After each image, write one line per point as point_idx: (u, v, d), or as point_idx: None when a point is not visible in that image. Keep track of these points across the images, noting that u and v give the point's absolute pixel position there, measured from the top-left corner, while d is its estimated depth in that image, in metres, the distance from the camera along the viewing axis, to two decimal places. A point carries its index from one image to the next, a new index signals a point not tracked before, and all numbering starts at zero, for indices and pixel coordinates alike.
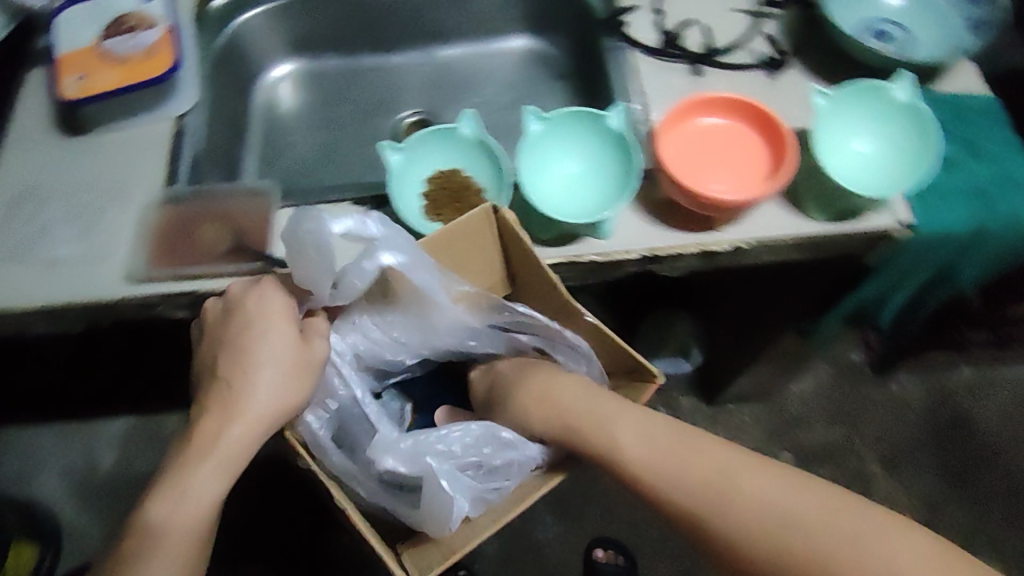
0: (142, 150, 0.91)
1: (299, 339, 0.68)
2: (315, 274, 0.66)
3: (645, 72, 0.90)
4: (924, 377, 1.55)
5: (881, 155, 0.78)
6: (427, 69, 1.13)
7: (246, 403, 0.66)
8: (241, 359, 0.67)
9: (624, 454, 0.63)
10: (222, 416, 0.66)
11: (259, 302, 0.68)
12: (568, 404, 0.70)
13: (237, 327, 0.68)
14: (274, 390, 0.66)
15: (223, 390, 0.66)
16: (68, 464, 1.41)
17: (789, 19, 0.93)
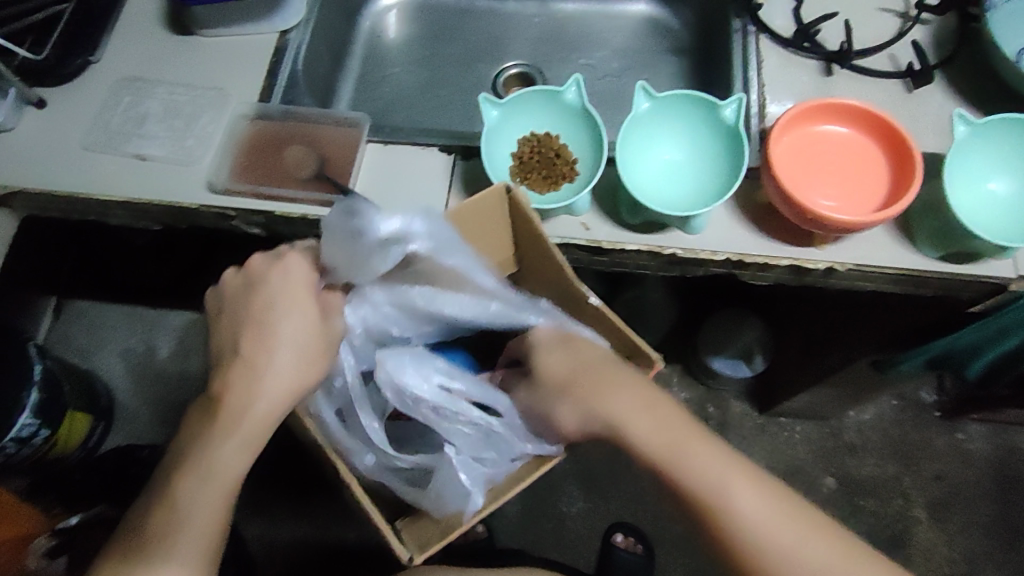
0: (244, 60, 0.90)
1: (321, 318, 0.66)
2: (345, 257, 0.65)
3: (771, 65, 0.85)
4: (996, 432, 1.46)
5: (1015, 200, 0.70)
6: (539, 20, 1.08)
7: (270, 379, 0.63)
8: (261, 337, 0.64)
9: (704, 488, 0.62)
10: (245, 393, 0.63)
11: (283, 278, 0.65)
12: (681, 460, 0.62)
13: (259, 301, 0.65)
14: (294, 373, 0.64)
15: (244, 364, 0.64)
16: (130, 347, 1.49)
17: (942, 29, 0.85)
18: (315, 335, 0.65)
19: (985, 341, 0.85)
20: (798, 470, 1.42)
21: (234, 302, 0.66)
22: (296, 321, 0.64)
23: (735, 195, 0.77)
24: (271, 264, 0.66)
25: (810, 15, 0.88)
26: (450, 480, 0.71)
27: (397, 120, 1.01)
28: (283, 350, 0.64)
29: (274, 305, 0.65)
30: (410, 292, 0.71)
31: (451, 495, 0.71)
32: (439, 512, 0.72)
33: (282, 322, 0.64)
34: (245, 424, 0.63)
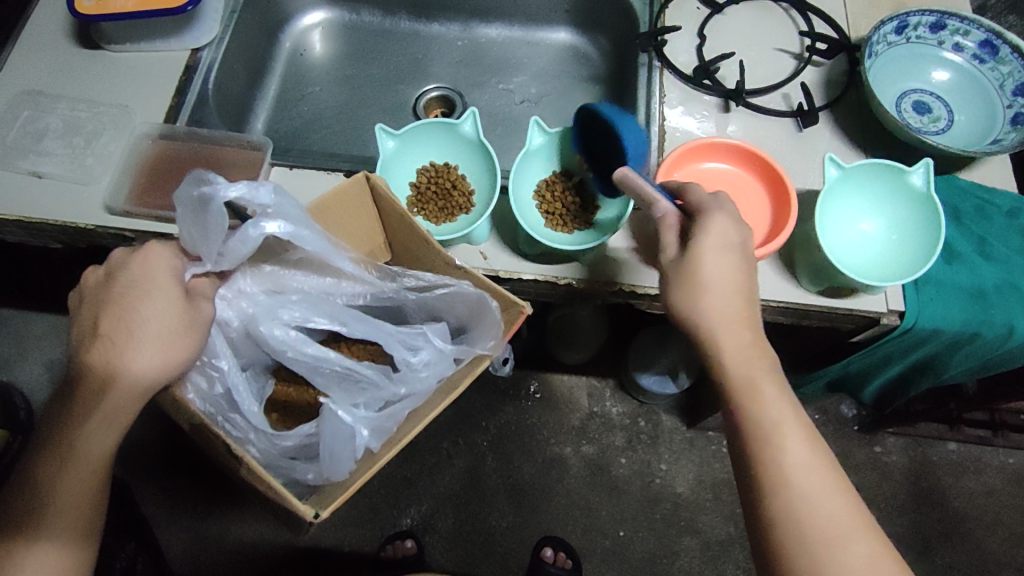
0: (152, 78, 0.89)
1: (186, 301, 0.63)
2: (197, 229, 0.64)
3: (671, 99, 0.88)
4: (909, 445, 1.52)
5: (893, 218, 0.74)
6: (461, 44, 1.10)
7: (134, 368, 0.59)
8: (120, 316, 0.61)
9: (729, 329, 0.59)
10: (104, 383, 0.59)
11: (144, 265, 0.63)
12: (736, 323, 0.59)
13: (120, 288, 0.62)
14: (159, 347, 0.60)
15: (103, 345, 0.60)
16: (53, 357, 1.45)
17: (832, 71, 0.89)
18: (177, 314, 0.62)
19: (874, 367, 0.89)
20: (724, 483, 1.45)
21: (90, 314, 0.62)
22: (159, 301, 0.62)
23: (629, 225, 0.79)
24: (131, 255, 0.64)
25: (712, 53, 0.91)
26: (335, 426, 0.64)
27: (316, 141, 1.01)
28: (144, 327, 0.60)
29: (133, 285, 0.62)
30: (289, 278, 0.73)
31: (341, 441, 0.64)
32: (339, 468, 0.64)
33: (144, 302, 0.61)
34: (106, 418, 0.60)
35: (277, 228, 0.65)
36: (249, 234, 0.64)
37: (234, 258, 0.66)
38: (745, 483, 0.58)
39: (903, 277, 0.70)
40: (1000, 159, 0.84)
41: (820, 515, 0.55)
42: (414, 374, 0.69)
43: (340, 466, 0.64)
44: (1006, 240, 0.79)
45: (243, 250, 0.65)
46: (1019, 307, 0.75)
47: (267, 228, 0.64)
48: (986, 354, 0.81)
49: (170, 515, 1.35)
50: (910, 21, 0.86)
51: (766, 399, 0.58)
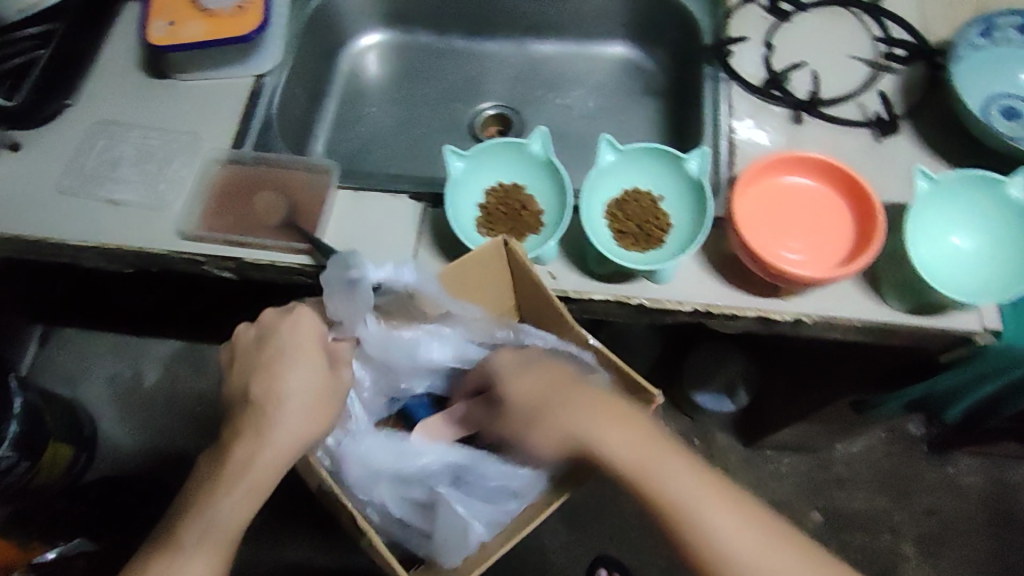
0: (219, 102, 0.91)
1: (330, 370, 0.71)
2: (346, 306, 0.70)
3: (740, 111, 0.86)
4: (984, 465, 1.45)
5: (990, 231, 0.70)
6: (516, 61, 1.10)
7: (281, 429, 0.67)
8: (270, 383, 0.68)
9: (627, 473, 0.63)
10: (255, 439, 0.67)
11: (293, 331, 0.70)
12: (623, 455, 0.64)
13: (270, 353, 0.70)
14: (300, 418, 0.68)
15: (255, 412, 0.68)
16: (116, 374, 1.51)
17: (910, 78, 0.85)
18: (320, 383, 0.69)
19: (960, 387, 0.85)
20: (784, 504, 1.43)
21: (246, 355, 0.71)
22: (305, 368, 0.69)
23: (703, 244, 0.77)
24: (282, 316, 0.71)
25: (781, 62, 0.88)
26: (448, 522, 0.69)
27: (375, 160, 1.02)
28: (289, 397, 0.68)
29: (284, 351, 0.69)
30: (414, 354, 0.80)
31: (455, 536, 0.69)
32: (452, 557, 0.69)
33: (292, 370, 0.69)
34: (248, 463, 0.67)
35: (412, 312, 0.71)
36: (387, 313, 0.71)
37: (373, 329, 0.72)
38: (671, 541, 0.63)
39: (1002, 294, 0.66)
40: None
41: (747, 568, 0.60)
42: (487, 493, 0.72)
43: (452, 557, 0.69)
44: None
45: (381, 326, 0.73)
46: None
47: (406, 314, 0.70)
48: None
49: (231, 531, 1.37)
50: (994, 23, 0.82)
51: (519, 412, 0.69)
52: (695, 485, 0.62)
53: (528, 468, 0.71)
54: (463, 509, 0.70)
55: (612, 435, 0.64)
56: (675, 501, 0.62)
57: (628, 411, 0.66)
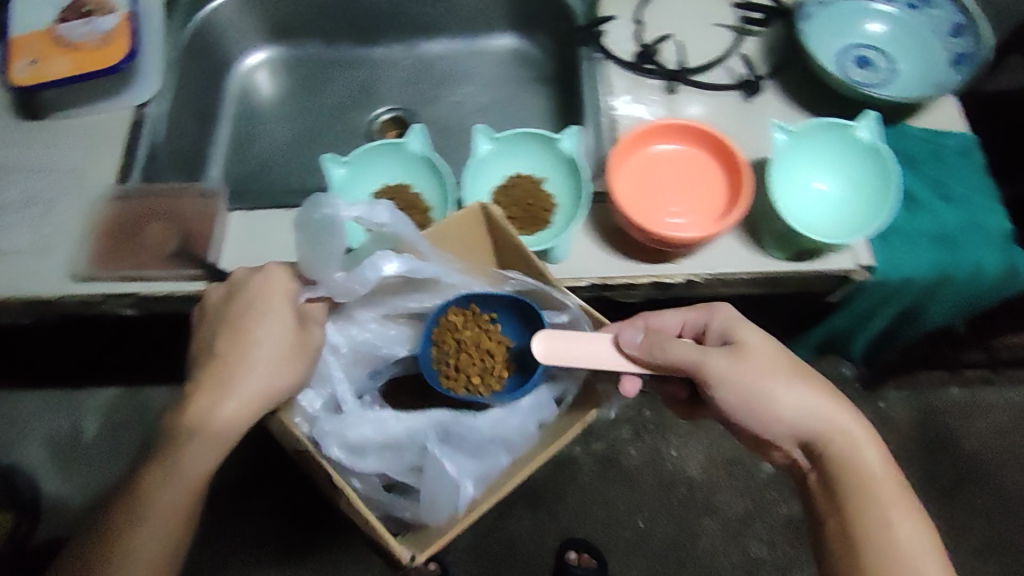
0: (98, 135, 0.89)
1: (298, 327, 0.69)
2: (318, 254, 0.68)
3: (617, 87, 0.88)
4: (914, 395, 1.52)
5: (847, 174, 0.74)
6: (407, 63, 1.10)
7: (246, 379, 0.65)
8: (237, 339, 0.66)
9: (817, 419, 0.64)
10: (214, 393, 0.65)
11: (262, 284, 0.68)
12: (818, 408, 0.64)
13: (237, 308, 0.68)
14: (268, 369, 0.66)
15: (218, 365, 0.66)
16: (51, 432, 1.46)
17: (771, 39, 0.90)
18: (288, 341, 0.67)
19: (857, 324, 0.90)
20: (735, 461, 1.48)
21: (213, 316, 0.69)
22: (272, 322, 0.67)
23: (593, 219, 0.79)
24: (253, 273, 0.69)
25: (650, 36, 0.92)
26: (438, 474, 0.68)
27: (276, 177, 1.01)
28: (259, 351, 0.66)
29: (255, 305, 0.67)
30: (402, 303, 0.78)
31: (445, 492, 0.67)
32: (437, 516, 0.67)
33: (262, 322, 0.67)
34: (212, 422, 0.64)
35: (393, 269, 0.71)
36: (366, 274, 0.69)
37: (347, 285, 0.70)
38: (825, 499, 0.64)
39: (863, 231, 0.70)
40: (946, 104, 0.85)
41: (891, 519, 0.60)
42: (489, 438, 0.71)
43: (439, 515, 0.67)
44: (964, 184, 0.81)
45: (357, 289, 0.70)
46: (982, 246, 0.77)
47: (384, 269, 0.70)
48: (964, 297, 0.81)
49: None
50: None
51: (741, 384, 0.64)
52: (876, 452, 0.63)
53: (528, 401, 0.73)
54: (453, 467, 0.68)
55: (779, 393, 0.64)
56: (846, 455, 0.63)
57: (789, 364, 0.65)
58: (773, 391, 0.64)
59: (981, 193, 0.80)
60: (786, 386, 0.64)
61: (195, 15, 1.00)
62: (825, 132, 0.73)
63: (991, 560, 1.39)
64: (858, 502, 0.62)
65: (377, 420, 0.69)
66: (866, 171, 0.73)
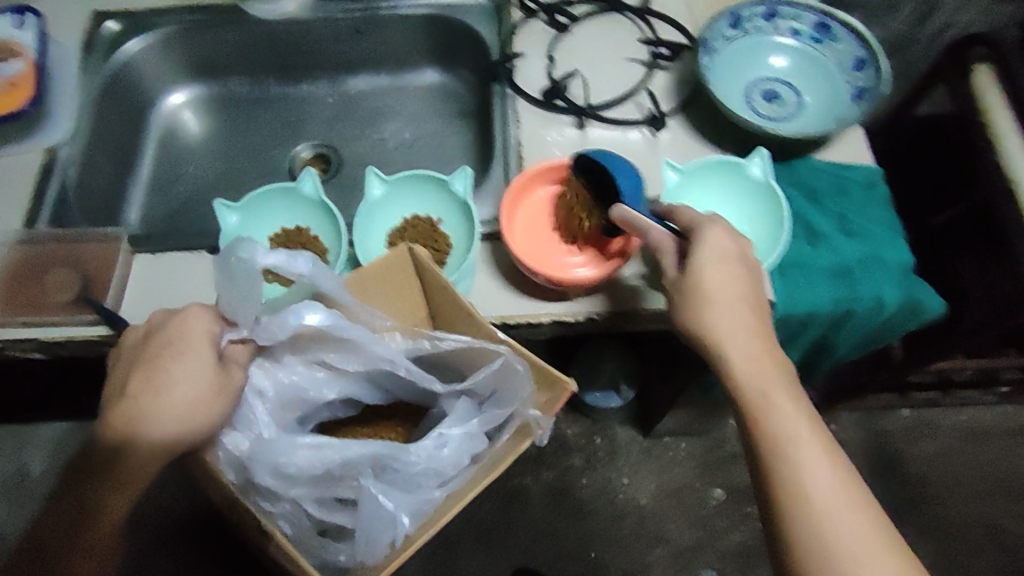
0: (5, 181, 0.88)
1: (219, 367, 0.65)
2: (236, 297, 0.65)
3: (527, 123, 0.88)
4: (866, 418, 1.50)
5: (743, 210, 0.74)
6: (331, 99, 1.10)
7: (157, 423, 0.61)
8: (153, 377, 0.63)
9: (715, 326, 0.62)
10: (125, 437, 0.61)
11: (180, 324, 0.64)
12: (721, 318, 0.62)
13: (155, 348, 0.64)
14: (183, 410, 0.62)
15: (129, 405, 0.62)
16: None
17: (680, 74, 0.90)
18: (208, 380, 0.64)
19: None
20: (686, 488, 1.46)
21: (131, 357, 0.66)
22: (190, 361, 0.63)
23: (493, 258, 0.79)
24: (171, 315, 0.66)
25: (561, 72, 0.92)
26: (375, 509, 0.67)
27: (196, 214, 1.01)
28: (175, 391, 0.62)
29: (174, 343, 0.64)
30: (323, 354, 0.74)
31: (381, 526, 0.66)
32: (373, 555, 0.67)
33: (178, 361, 0.63)
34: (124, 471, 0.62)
35: (316, 320, 0.67)
36: (287, 320, 0.67)
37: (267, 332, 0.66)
38: (753, 467, 0.61)
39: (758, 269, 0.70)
40: (854, 135, 0.85)
41: (824, 516, 0.56)
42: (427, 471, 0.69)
43: (373, 552, 0.66)
44: (866, 214, 0.80)
45: (277, 335, 0.67)
46: (883, 279, 0.76)
47: (306, 317, 0.67)
48: (871, 330, 0.80)
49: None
50: (743, 14, 0.87)
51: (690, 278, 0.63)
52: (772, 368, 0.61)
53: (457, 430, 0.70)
54: (389, 502, 0.67)
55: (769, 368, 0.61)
56: (795, 437, 0.59)
57: (739, 269, 0.63)
58: (697, 277, 0.62)
59: (882, 224, 0.80)
60: (716, 293, 0.62)
61: (114, 56, 0.99)
62: (719, 170, 0.73)
63: None
64: (778, 463, 0.58)
65: (315, 446, 0.67)
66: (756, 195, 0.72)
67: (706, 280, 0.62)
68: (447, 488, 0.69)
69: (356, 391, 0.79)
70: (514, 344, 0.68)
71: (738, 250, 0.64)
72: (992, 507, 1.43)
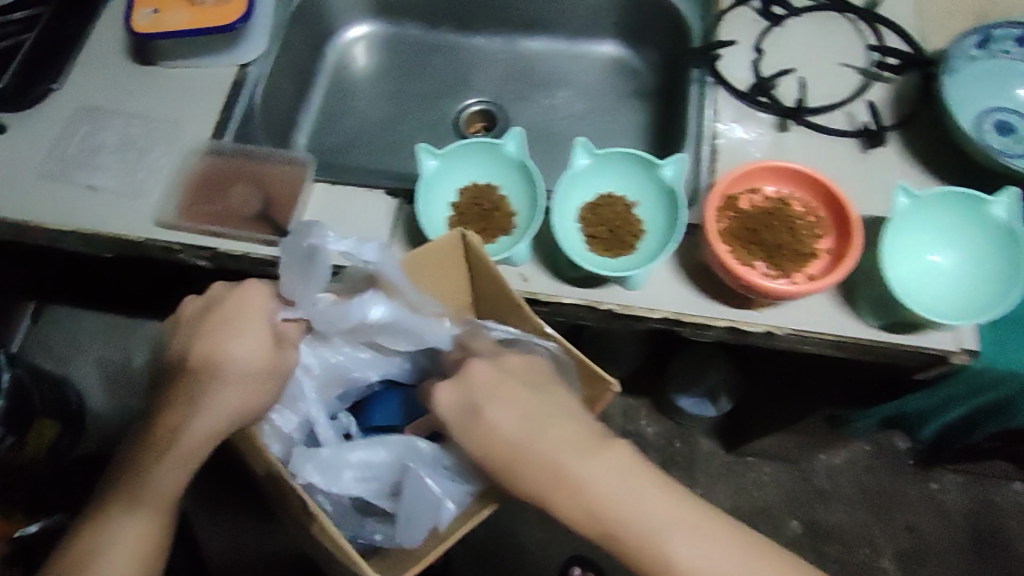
0: (200, 90, 0.90)
1: (274, 346, 0.69)
2: (299, 277, 0.66)
3: (725, 116, 0.84)
4: (969, 484, 1.41)
5: (971, 253, 0.70)
6: (505, 57, 1.08)
7: (215, 398, 0.65)
8: (212, 352, 0.66)
9: (590, 518, 0.55)
10: (186, 407, 0.65)
11: (239, 302, 0.68)
12: (562, 497, 0.55)
13: (213, 323, 0.68)
14: (234, 397, 0.65)
15: (190, 379, 0.66)
16: (105, 356, 1.48)
17: (901, 89, 0.84)
18: (260, 364, 0.67)
19: (935, 408, 0.83)
20: (764, 511, 1.37)
21: (190, 325, 0.69)
22: (246, 340, 0.67)
23: (677, 251, 0.75)
24: (229, 290, 0.69)
25: (767, 67, 0.87)
26: (421, 491, 0.65)
27: (358, 154, 1.01)
28: (228, 368, 0.66)
29: (231, 321, 0.68)
30: (376, 336, 0.73)
31: (425, 509, 0.65)
32: (414, 537, 0.65)
33: (233, 339, 0.67)
34: (184, 441, 0.64)
35: (378, 311, 0.70)
36: (350, 310, 0.69)
37: (325, 318, 0.69)
38: None
39: (973, 314, 0.67)
40: None
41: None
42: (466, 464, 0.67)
43: (414, 536, 0.65)
44: None
45: (337, 322, 0.70)
46: None
47: (371, 310, 0.69)
48: None
49: (204, 505, 1.28)
50: (993, 35, 0.81)
51: (501, 472, 0.57)
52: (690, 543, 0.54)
53: None
54: (437, 486, 0.65)
55: (572, 458, 0.56)
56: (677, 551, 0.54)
57: (542, 419, 0.58)
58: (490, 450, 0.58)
59: None
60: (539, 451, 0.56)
61: None
62: (956, 202, 0.70)
63: None
64: None
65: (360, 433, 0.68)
66: (992, 252, 0.69)
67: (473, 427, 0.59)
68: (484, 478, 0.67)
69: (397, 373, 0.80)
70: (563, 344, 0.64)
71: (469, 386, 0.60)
72: None
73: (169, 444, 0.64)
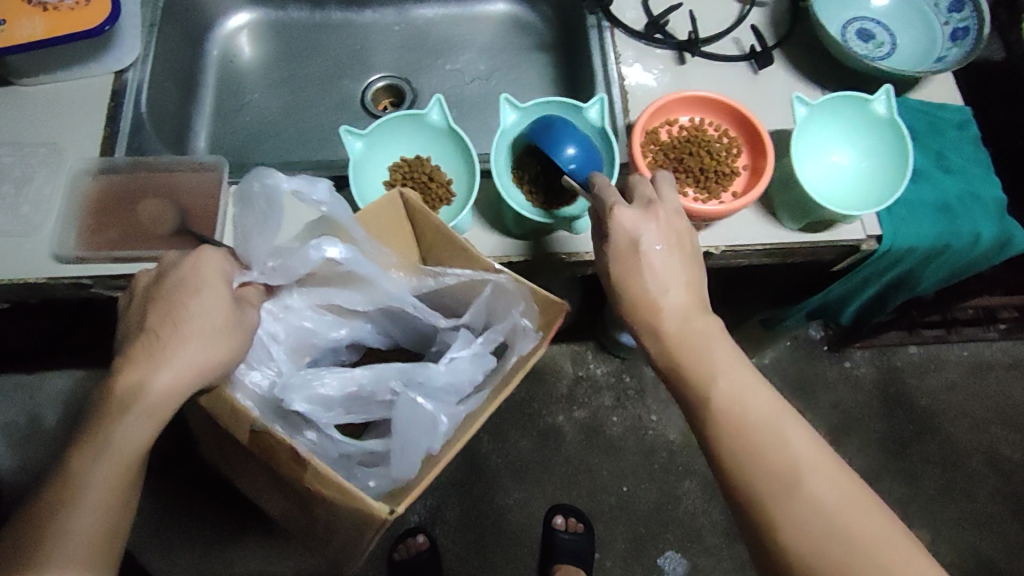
0: (76, 105, 0.82)
1: (232, 306, 0.60)
2: (253, 226, 0.63)
3: (628, 57, 0.87)
4: (875, 355, 1.52)
5: (865, 148, 0.79)
6: (397, 28, 1.05)
7: (182, 351, 0.56)
8: (169, 312, 0.57)
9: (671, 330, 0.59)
10: (146, 363, 0.55)
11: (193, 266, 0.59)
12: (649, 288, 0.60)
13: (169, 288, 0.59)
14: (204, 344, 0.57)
15: (149, 339, 0.56)
16: (7, 422, 1.29)
17: (778, 10, 0.90)
18: (224, 316, 0.59)
19: (852, 291, 0.91)
20: None
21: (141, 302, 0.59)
22: (208, 296, 0.58)
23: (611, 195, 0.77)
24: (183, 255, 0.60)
25: (658, 6, 0.91)
26: (413, 412, 0.61)
27: (264, 150, 0.96)
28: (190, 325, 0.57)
29: (186, 282, 0.59)
30: (334, 295, 0.71)
31: (420, 431, 0.61)
32: (407, 467, 0.60)
33: (194, 297, 0.58)
34: (155, 392, 0.55)
35: (336, 253, 0.64)
36: (309, 256, 0.63)
37: (285, 274, 0.64)
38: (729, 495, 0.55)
39: (871, 205, 0.75)
40: (943, 77, 0.88)
41: (818, 528, 0.50)
42: (457, 379, 0.65)
43: (408, 465, 0.59)
44: (960, 153, 0.83)
45: (301, 271, 0.64)
46: (980, 213, 0.80)
47: (327, 252, 0.63)
48: (953, 264, 0.85)
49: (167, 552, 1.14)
50: None
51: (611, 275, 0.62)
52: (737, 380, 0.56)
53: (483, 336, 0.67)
54: (432, 405, 0.62)
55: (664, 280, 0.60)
56: (751, 425, 0.54)
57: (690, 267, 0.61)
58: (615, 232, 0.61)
59: (978, 163, 0.83)
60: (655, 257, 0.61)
61: None
62: (844, 107, 0.77)
63: (948, 506, 1.41)
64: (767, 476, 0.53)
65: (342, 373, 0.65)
66: (884, 144, 0.78)
67: (616, 261, 0.61)
68: (467, 404, 0.64)
69: (364, 336, 0.76)
70: (513, 273, 0.65)
71: (652, 232, 0.60)
72: (985, 433, 1.47)
73: (135, 398, 0.54)
